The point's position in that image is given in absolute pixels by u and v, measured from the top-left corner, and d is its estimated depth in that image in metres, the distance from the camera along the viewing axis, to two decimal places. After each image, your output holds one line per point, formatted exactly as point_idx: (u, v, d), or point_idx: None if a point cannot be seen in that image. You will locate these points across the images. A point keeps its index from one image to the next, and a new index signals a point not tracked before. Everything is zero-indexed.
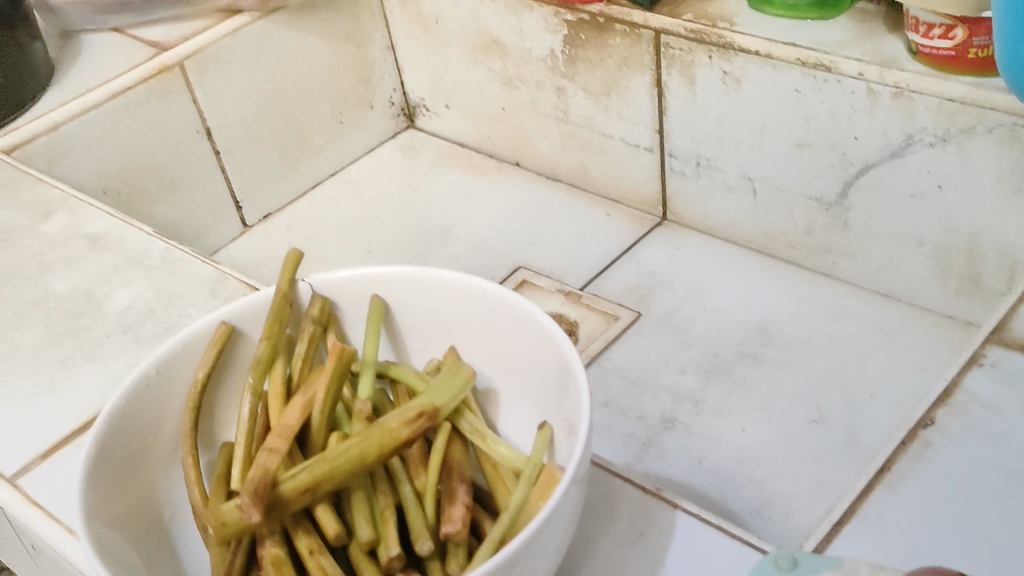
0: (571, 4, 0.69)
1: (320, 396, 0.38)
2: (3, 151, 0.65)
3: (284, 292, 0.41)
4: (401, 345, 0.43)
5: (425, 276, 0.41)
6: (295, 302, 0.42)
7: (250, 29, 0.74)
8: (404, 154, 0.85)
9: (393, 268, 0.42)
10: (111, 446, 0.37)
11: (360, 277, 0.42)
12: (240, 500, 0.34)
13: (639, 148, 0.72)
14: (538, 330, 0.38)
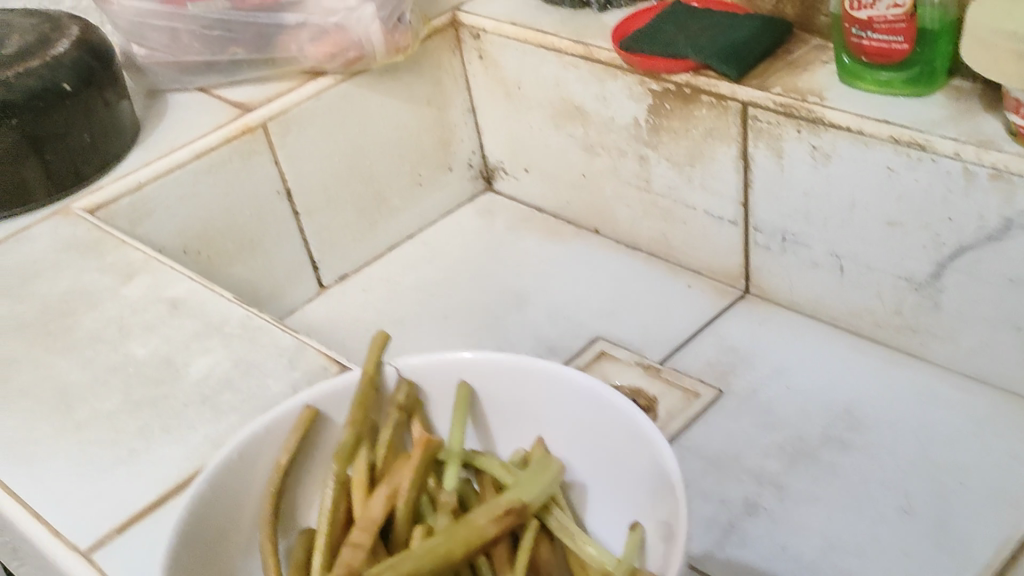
0: (656, 74, 0.69)
1: (405, 486, 0.37)
2: (89, 210, 0.66)
3: (370, 376, 0.40)
4: (488, 434, 0.42)
5: (516, 365, 0.41)
6: (381, 386, 0.41)
7: (334, 91, 0.75)
8: (481, 217, 0.85)
9: (483, 355, 0.41)
10: (194, 534, 0.36)
11: (450, 363, 0.41)
12: None
13: (721, 220, 0.71)
14: (632, 429, 0.37)
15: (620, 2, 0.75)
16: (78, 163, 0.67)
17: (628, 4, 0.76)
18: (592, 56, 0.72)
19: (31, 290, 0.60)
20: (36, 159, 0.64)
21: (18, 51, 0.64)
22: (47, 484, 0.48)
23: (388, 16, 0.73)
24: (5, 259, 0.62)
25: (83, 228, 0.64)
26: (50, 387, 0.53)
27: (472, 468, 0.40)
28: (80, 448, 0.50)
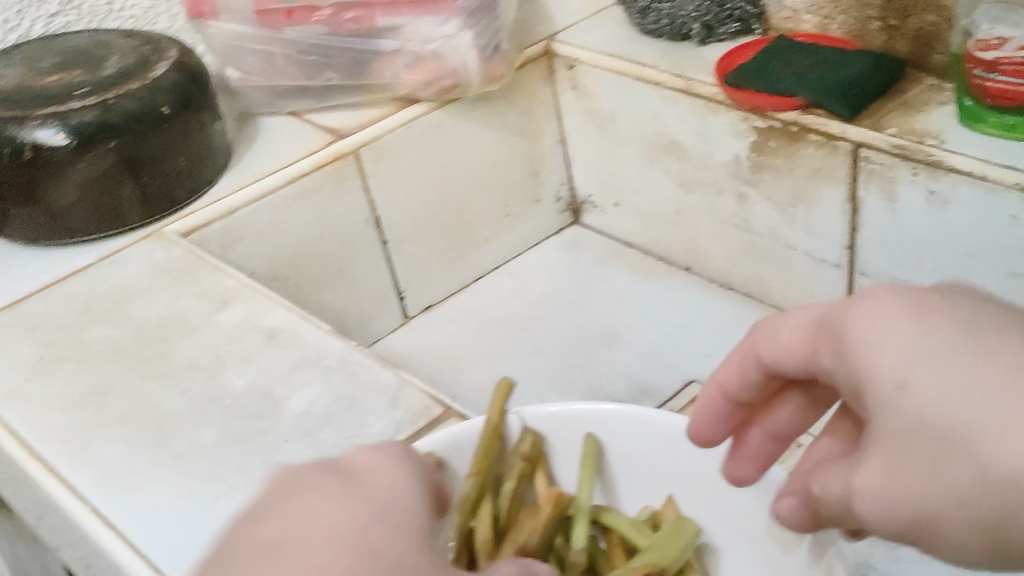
0: (763, 110, 0.66)
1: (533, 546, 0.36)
2: (182, 234, 0.65)
3: (495, 424, 0.39)
4: (613, 489, 0.41)
5: (646, 421, 0.39)
6: (504, 435, 0.40)
7: (427, 119, 0.73)
8: (569, 251, 0.84)
9: (610, 407, 0.40)
10: None
11: (576, 415, 0.40)
12: None
13: (825, 263, 0.69)
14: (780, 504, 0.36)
15: (720, 35, 0.73)
16: (173, 186, 0.66)
17: (728, 38, 0.74)
18: (693, 90, 0.70)
19: (127, 314, 0.59)
20: (132, 181, 0.64)
21: (120, 73, 0.65)
22: (151, 518, 0.46)
23: (485, 45, 0.71)
24: (100, 283, 0.62)
25: (177, 253, 0.63)
26: (147, 416, 0.52)
27: (599, 526, 0.39)
28: (179, 481, 0.48)
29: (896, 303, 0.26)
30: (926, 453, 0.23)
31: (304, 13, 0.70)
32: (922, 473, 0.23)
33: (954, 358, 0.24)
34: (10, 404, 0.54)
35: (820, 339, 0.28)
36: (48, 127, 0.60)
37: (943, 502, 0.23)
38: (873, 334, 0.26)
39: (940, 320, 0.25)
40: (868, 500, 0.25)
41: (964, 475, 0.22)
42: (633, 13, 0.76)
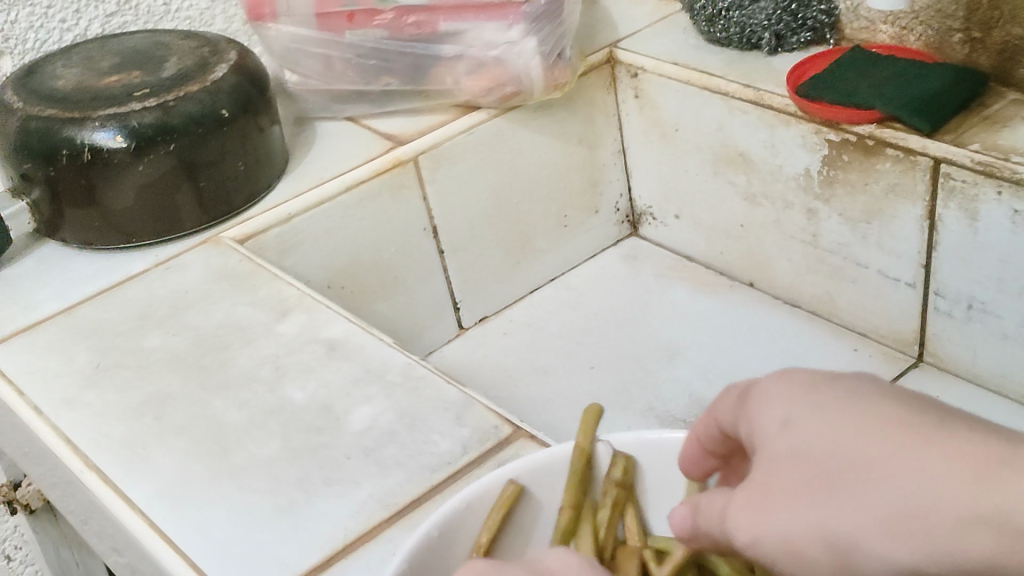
0: (836, 124, 0.64)
1: None
2: (239, 240, 0.63)
3: (583, 453, 0.38)
4: None
5: None
6: (595, 465, 0.38)
7: (487, 126, 0.72)
8: (627, 264, 0.82)
9: None
10: None
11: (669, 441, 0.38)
12: None
13: (898, 282, 0.66)
14: None
15: (791, 45, 0.71)
16: (230, 191, 0.65)
17: (799, 48, 0.72)
18: (763, 101, 0.68)
19: (184, 321, 0.58)
20: (189, 186, 0.63)
21: (179, 75, 0.64)
22: (210, 534, 0.44)
23: (549, 52, 0.69)
24: (156, 289, 0.61)
25: (234, 259, 0.62)
26: (205, 427, 0.50)
27: None
28: (238, 494, 0.46)
29: (797, 377, 0.30)
30: (803, 484, 0.27)
31: (366, 16, 0.68)
32: (792, 501, 0.27)
33: (839, 409, 0.27)
34: (66, 411, 0.52)
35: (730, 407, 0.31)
36: (106, 129, 0.59)
37: (810, 526, 0.26)
38: (778, 398, 0.29)
39: (837, 386, 0.28)
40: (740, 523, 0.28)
41: (831, 501, 0.26)
42: (700, 21, 0.74)
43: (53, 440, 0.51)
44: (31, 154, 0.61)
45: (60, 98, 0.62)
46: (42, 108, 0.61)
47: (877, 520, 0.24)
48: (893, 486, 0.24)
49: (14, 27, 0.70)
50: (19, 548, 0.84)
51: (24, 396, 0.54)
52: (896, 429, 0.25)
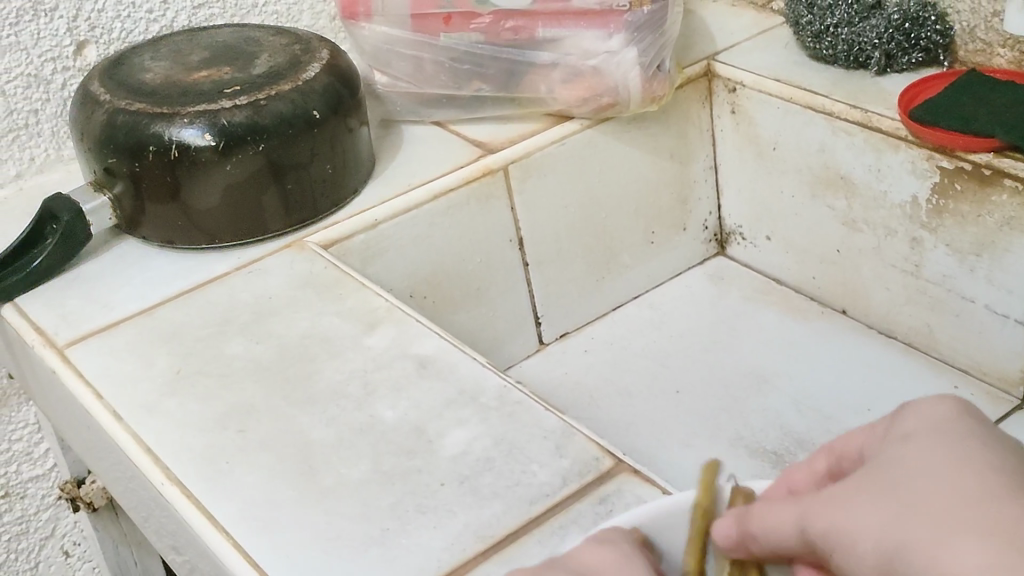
0: (951, 151, 0.61)
1: None
2: (323, 246, 0.61)
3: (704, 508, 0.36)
4: None
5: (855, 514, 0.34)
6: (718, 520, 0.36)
7: (579, 137, 0.70)
8: (713, 284, 0.80)
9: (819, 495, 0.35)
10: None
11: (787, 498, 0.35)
12: None
13: (1007, 318, 0.63)
14: None
15: (902, 65, 0.68)
16: (316, 195, 0.63)
17: (909, 68, 0.69)
18: (871, 123, 0.65)
19: (268, 329, 0.56)
20: (276, 187, 0.61)
21: (272, 73, 0.62)
22: (295, 559, 0.42)
23: (648, 63, 0.67)
24: (239, 293, 0.59)
25: (319, 266, 0.60)
26: (291, 444, 0.48)
27: None
28: (327, 520, 0.43)
29: (954, 403, 0.31)
30: (884, 488, 0.28)
31: (462, 20, 0.67)
32: (866, 500, 0.28)
33: (954, 443, 0.29)
34: (146, 418, 0.50)
35: (870, 429, 0.33)
36: (194, 126, 0.58)
37: (868, 522, 0.28)
38: (917, 415, 0.31)
39: (973, 423, 0.30)
40: (816, 509, 0.30)
41: (902, 506, 0.27)
42: (805, 37, 0.72)
43: (132, 448, 0.49)
44: (116, 149, 0.59)
45: (148, 93, 0.60)
46: (129, 102, 0.60)
47: (919, 526, 0.26)
48: (940, 507, 0.26)
49: (101, 16, 0.69)
50: (77, 545, 0.82)
51: (102, 399, 0.52)
52: (988, 476, 0.27)
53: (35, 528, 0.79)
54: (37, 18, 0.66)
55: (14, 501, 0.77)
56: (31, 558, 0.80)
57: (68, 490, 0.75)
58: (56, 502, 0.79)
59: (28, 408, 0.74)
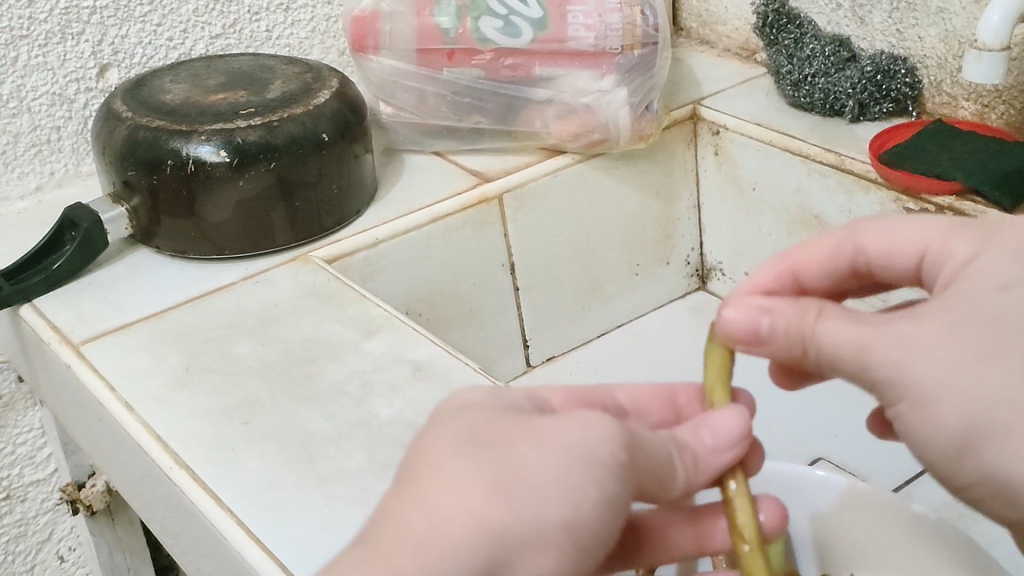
0: (916, 192, 0.65)
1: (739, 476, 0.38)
2: (327, 260, 0.65)
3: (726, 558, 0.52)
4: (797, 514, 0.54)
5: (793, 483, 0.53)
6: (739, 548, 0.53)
7: (570, 171, 0.74)
8: (695, 316, 0.85)
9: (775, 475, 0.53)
10: None
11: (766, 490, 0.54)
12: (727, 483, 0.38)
13: None
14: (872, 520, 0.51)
15: (874, 114, 0.73)
16: (321, 213, 0.67)
17: (881, 117, 0.73)
18: (844, 166, 0.70)
19: (273, 333, 0.59)
20: (285, 205, 0.65)
21: (285, 97, 0.66)
22: (293, 537, 0.45)
23: (637, 102, 0.72)
24: (246, 300, 0.62)
25: (323, 278, 0.64)
26: (293, 436, 0.51)
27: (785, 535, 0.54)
28: (326, 502, 0.47)
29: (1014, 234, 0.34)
30: (961, 343, 0.32)
31: (464, 55, 0.71)
32: (956, 360, 0.32)
33: None
34: (157, 410, 0.54)
35: (925, 234, 0.38)
36: (209, 143, 0.61)
37: (958, 395, 0.32)
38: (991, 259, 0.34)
39: None
40: (888, 347, 0.33)
41: (1007, 391, 0.31)
42: (785, 86, 0.77)
43: (143, 436, 0.52)
44: (136, 162, 0.63)
45: (168, 111, 0.64)
46: (150, 119, 0.64)
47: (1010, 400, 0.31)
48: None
49: (124, 41, 0.73)
50: (72, 551, 0.84)
51: (116, 392, 0.55)
52: None
53: (33, 531, 0.81)
54: (65, 40, 0.70)
55: (15, 503, 0.79)
56: (27, 561, 0.82)
57: (68, 492, 0.77)
58: (55, 506, 0.82)
59: (34, 412, 0.77)
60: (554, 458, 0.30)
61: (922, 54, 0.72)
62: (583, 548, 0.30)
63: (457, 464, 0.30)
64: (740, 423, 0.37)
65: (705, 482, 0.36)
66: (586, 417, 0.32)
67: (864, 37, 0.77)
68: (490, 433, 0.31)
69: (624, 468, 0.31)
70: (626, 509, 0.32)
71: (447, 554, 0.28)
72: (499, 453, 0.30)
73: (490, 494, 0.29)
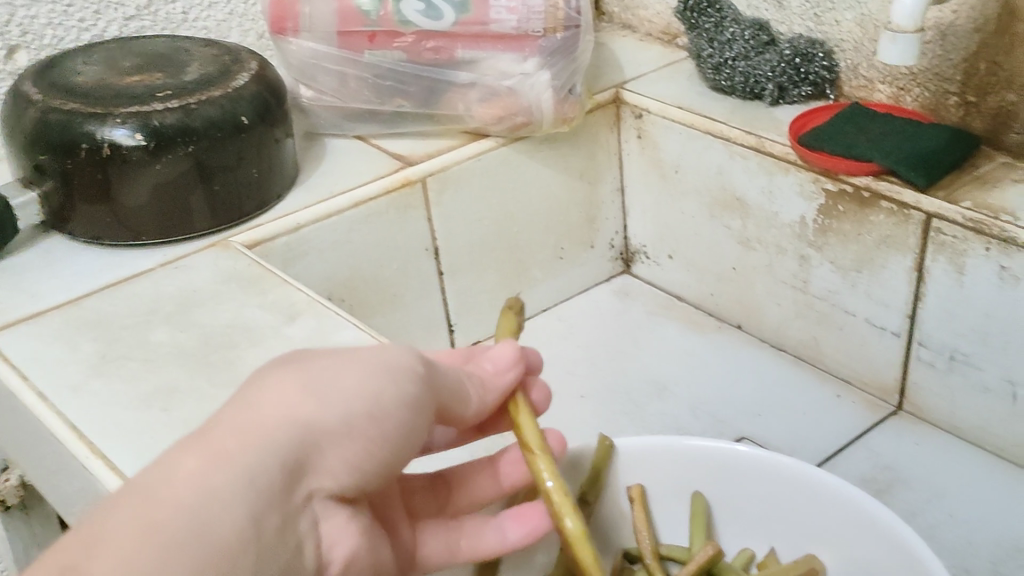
0: (834, 173, 0.66)
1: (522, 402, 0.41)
2: (248, 245, 0.64)
3: None
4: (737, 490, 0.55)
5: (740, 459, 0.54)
6: None
7: (493, 153, 0.74)
8: (619, 300, 0.86)
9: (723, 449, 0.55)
10: None
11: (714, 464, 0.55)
12: (514, 402, 0.41)
13: (884, 331, 0.68)
14: None
15: (792, 97, 0.74)
16: (241, 197, 0.66)
17: (800, 101, 0.75)
18: (764, 149, 0.70)
19: (192, 319, 0.58)
20: (204, 189, 0.63)
21: (202, 79, 0.65)
22: None
23: (560, 86, 0.72)
24: (164, 286, 0.61)
25: (243, 263, 0.63)
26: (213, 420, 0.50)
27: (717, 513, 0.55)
28: None
29: None
30: None
31: (386, 37, 0.70)
32: None
33: None
34: (71, 399, 0.52)
35: None
36: (125, 126, 0.60)
37: None
38: None
39: None
40: None
41: None
42: (706, 69, 0.78)
43: (56, 424, 0.51)
44: (48, 146, 0.61)
45: (81, 93, 0.63)
46: (63, 101, 0.62)
47: None
48: None
49: (33, 22, 0.71)
50: None
51: (28, 381, 0.54)
52: None
53: None
54: None
55: None
56: None
57: None
58: None
59: None
60: (354, 370, 0.35)
61: (838, 38, 0.73)
62: (385, 439, 0.35)
63: (268, 381, 0.34)
64: (515, 349, 0.41)
65: (492, 404, 0.40)
66: (380, 348, 0.38)
67: (783, 21, 0.77)
68: (297, 361, 0.36)
69: (421, 376, 0.37)
70: (424, 413, 0.37)
71: (268, 436, 0.32)
72: (306, 370, 0.35)
73: (298, 397, 0.34)
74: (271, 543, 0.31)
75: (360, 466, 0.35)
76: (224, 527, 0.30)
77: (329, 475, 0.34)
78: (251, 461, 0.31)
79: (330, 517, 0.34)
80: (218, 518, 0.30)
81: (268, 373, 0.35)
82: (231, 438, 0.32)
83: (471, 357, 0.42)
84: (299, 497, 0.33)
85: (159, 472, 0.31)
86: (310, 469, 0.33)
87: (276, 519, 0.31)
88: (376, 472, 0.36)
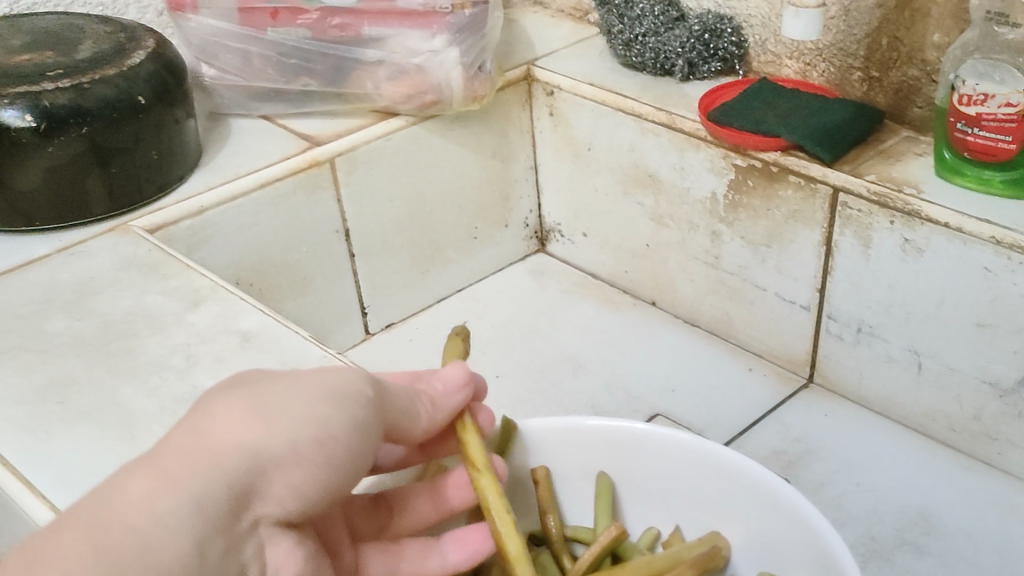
0: (743, 149, 0.66)
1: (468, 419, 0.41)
2: (148, 229, 0.62)
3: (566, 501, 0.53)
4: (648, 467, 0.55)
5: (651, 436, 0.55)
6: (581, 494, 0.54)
7: (403, 132, 0.73)
8: (534, 279, 0.86)
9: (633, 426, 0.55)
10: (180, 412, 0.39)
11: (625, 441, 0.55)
12: (462, 419, 0.40)
13: (793, 304, 0.69)
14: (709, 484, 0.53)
15: (703, 73, 0.74)
16: (141, 181, 0.64)
17: (710, 77, 0.75)
18: (674, 125, 0.70)
19: (90, 307, 0.56)
20: (101, 171, 0.61)
21: (96, 58, 0.62)
22: None
23: (470, 63, 0.71)
24: (60, 274, 0.59)
25: (143, 248, 0.61)
26: (109, 410, 0.48)
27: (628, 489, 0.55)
28: None
29: None
30: None
31: (289, 15, 0.68)
32: None
33: None
34: None
35: None
36: (14, 107, 0.57)
37: None
38: None
39: None
40: None
41: None
42: (616, 45, 0.77)
43: None
44: None
45: None
46: None
47: None
48: None
49: None
50: None
51: None
52: None
53: None
54: None
55: None
56: None
57: None
58: None
59: None
60: (306, 395, 0.34)
61: (746, 14, 0.74)
62: (338, 465, 0.34)
63: (219, 403, 0.33)
64: (464, 369, 0.41)
65: (439, 425, 0.40)
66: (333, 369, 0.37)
67: None
68: (249, 383, 0.35)
69: (370, 401, 0.36)
70: (376, 437, 0.36)
71: (218, 463, 0.31)
72: (256, 395, 0.34)
73: (250, 419, 0.33)
74: (212, 570, 0.30)
75: (311, 492, 0.34)
76: (166, 557, 0.29)
77: (276, 502, 0.33)
78: (197, 488, 0.30)
79: (272, 543, 0.33)
80: (160, 547, 0.29)
81: (221, 395, 0.34)
82: (180, 463, 0.31)
83: (417, 377, 0.42)
84: (243, 524, 0.32)
85: (105, 498, 0.30)
86: (257, 495, 0.32)
87: (218, 544, 0.31)
88: (327, 497, 0.35)
